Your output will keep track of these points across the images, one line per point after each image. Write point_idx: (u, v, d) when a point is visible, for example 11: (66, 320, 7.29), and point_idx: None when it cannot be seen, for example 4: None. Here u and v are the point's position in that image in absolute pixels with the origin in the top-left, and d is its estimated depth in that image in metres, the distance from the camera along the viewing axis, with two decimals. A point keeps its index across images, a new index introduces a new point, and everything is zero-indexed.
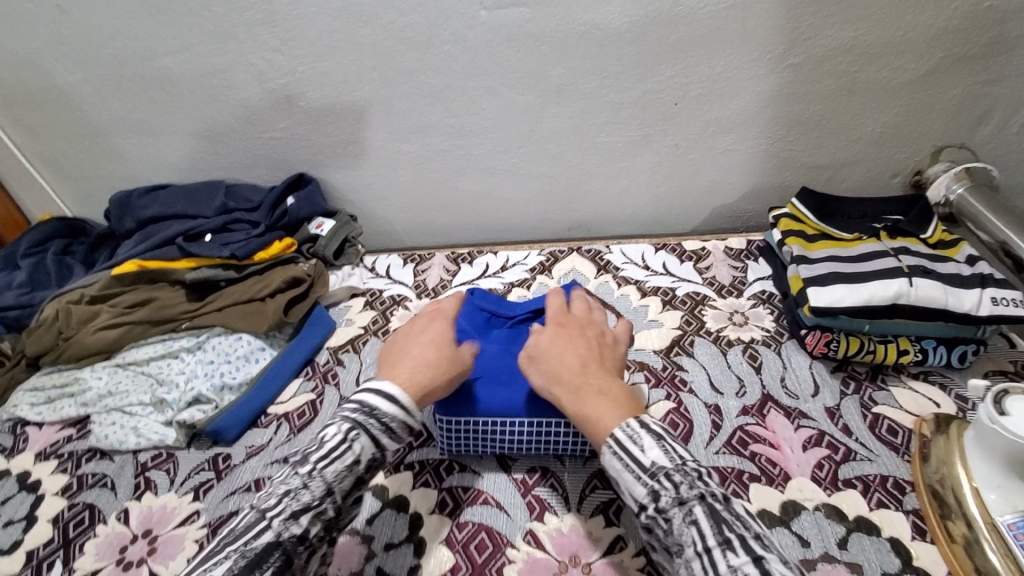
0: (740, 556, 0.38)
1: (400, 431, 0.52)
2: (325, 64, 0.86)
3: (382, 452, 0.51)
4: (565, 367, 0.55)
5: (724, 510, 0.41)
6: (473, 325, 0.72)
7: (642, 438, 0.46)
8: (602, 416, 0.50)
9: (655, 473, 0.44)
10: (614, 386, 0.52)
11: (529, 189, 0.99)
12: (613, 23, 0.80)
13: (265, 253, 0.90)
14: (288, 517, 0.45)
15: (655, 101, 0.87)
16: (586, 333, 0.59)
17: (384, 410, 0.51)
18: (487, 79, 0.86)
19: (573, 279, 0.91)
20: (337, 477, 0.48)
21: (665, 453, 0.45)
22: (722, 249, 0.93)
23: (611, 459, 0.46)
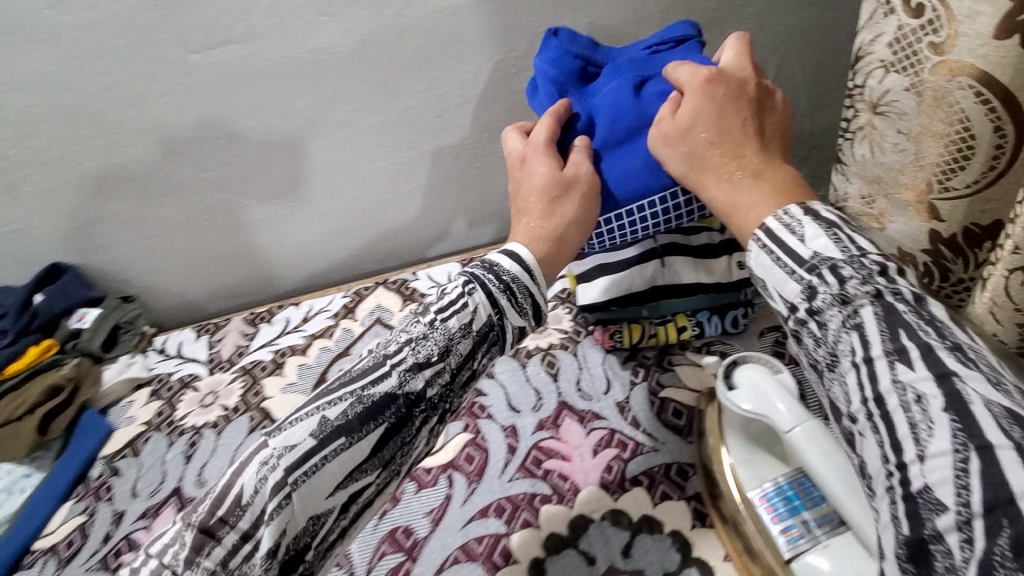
0: (916, 369, 0.34)
1: (523, 302, 0.53)
2: (35, 141, 0.76)
3: (500, 313, 0.51)
4: (715, 153, 0.49)
5: (908, 313, 0.36)
6: (564, 74, 0.61)
7: (804, 229, 0.41)
8: (753, 206, 0.46)
9: (816, 264, 0.40)
10: (747, 174, 0.48)
11: (320, 229, 0.92)
12: (339, 46, 0.75)
13: (17, 364, 0.80)
14: (409, 372, 0.47)
15: (418, 118, 0.83)
16: (735, 104, 0.50)
17: (503, 266, 0.53)
18: (227, 127, 0.79)
19: (377, 317, 0.86)
20: (454, 336, 0.49)
21: (834, 243, 0.40)
22: None
23: (761, 255, 0.43)
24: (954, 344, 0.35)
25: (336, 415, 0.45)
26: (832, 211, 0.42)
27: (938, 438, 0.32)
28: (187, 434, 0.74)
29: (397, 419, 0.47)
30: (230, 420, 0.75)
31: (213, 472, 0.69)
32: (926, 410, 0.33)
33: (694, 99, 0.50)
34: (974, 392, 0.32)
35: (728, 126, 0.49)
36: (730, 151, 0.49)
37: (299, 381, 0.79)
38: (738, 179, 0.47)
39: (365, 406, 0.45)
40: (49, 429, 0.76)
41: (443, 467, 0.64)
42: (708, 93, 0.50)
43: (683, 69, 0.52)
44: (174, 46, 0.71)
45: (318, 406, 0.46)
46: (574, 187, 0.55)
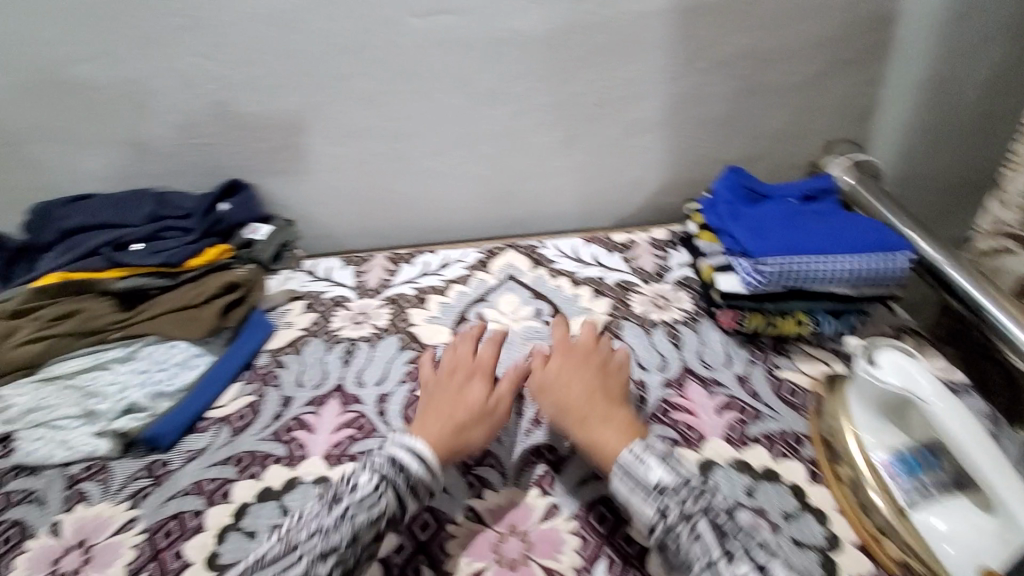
0: (743, 566, 0.50)
1: (422, 489, 0.59)
2: (256, 69, 0.86)
3: (400, 503, 0.57)
4: (574, 399, 0.65)
5: (719, 521, 0.54)
6: (738, 198, 0.85)
7: (649, 462, 0.58)
8: (608, 441, 0.61)
9: (660, 489, 0.56)
10: (609, 416, 0.64)
11: (466, 189, 1.02)
12: (536, 30, 0.86)
13: (199, 260, 0.88)
14: (315, 562, 0.51)
15: (579, 104, 0.94)
16: (591, 363, 0.69)
17: (412, 467, 0.58)
18: (420, 84, 0.89)
19: (510, 273, 0.95)
20: (361, 530, 0.54)
21: (668, 471, 0.57)
22: (648, 241, 1.00)
23: (620, 484, 0.58)
24: (759, 560, 0.52)
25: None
26: (653, 449, 0.59)
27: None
28: (343, 342, 0.85)
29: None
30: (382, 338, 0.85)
31: (370, 376, 0.79)
32: None
33: (559, 360, 0.70)
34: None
35: (582, 379, 0.67)
36: (593, 399, 0.65)
37: (441, 316, 0.88)
38: (594, 422, 0.63)
39: None
40: (225, 319, 0.84)
41: None
42: (580, 359, 0.70)
43: (559, 329, 0.75)
44: (399, 8, 0.82)
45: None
46: (486, 419, 0.65)
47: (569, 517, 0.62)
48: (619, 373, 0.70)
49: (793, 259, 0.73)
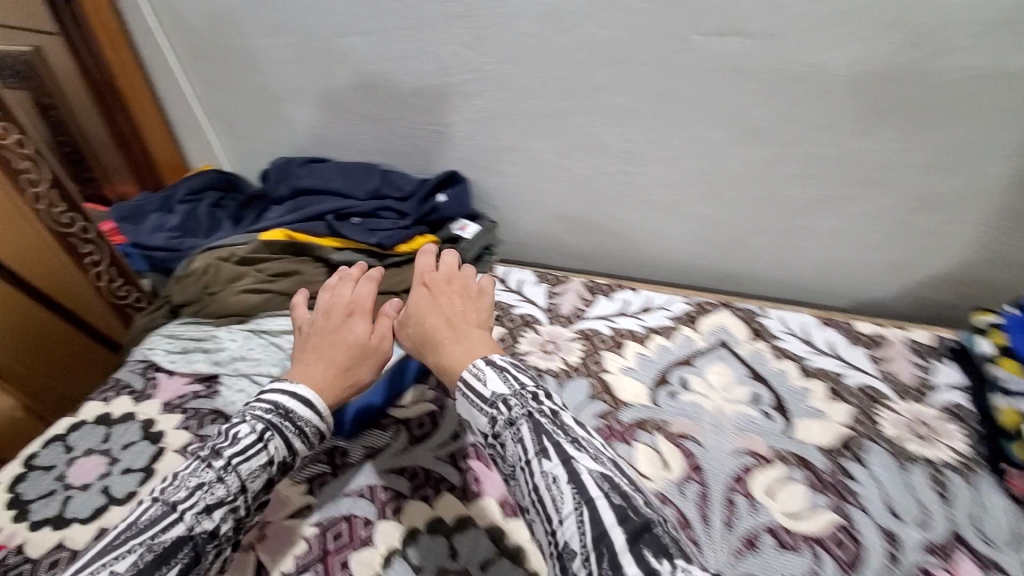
0: (551, 460, 0.51)
1: (313, 436, 0.59)
2: (509, 66, 0.81)
3: (293, 455, 0.57)
4: (429, 323, 0.66)
5: (547, 424, 0.54)
6: None
7: (484, 376, 0.58)
8: (458, 359, 0.61)
9: (493, 403, 0.56)
10: (484, 341, 0.63)
11: (688, 230, 0.91)
12: (843, 70, 0.70)
13: (408, 246, 0.88)
14: (200, 514, 0.52)
15: (864, 162, 0.77)
16: (445, 290, 0.70)
17: (299, 415, 0.58)
18: (678, 109, 0.79)
19: (722, 337, 0.82)
20: (248, 478, 0.54)
21: (501, 381, 0.57)
22: (904, 340, 0.80)
23: (462, 401, 0.58)
24: (574, 438, 0.54)
25: (124, 570, 0.48)
26: (507, 359, 0.60)
27: (569, 506, 0.49)
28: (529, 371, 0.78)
29: (195, 554, 0.51)
30: (572, 376, 0.77)
31: None
32: (558, 489, 0.50)
33: (422, 291, 0.70)
34: (585, 469, 0.51)
35: (461, 309, 0.68)
36: (449, 323, 0.65)
37: (639, 369, 0.78)
38: (454, 347, 0.62)
39: (157, 552, 0.50)
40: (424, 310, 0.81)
41: (808, 537, 0.59)
42: (460, 298, 0.70)
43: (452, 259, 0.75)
44: (686, 23, 0.72)
45: (103, 562, 0.49)
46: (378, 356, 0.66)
47: None
48: (468, 299, 0.70)
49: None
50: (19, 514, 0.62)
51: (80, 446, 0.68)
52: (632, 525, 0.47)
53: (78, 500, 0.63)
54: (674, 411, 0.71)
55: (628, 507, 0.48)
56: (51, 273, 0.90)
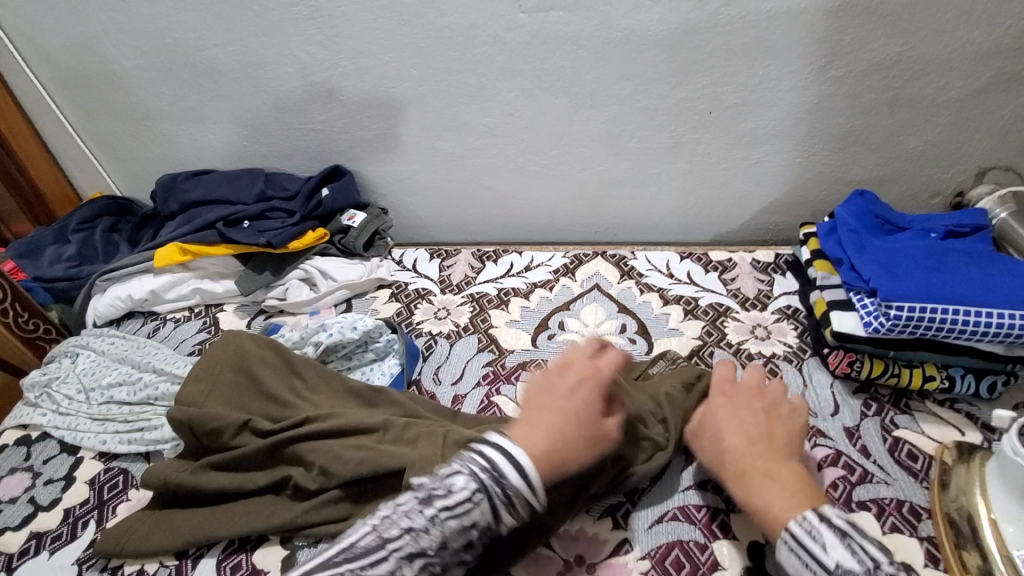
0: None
1: (522, 506, 0.48)
2: (366, 60, 0.87)
3: (501, 524, 0.48)
4: (732, 450, 0.54)
5: None
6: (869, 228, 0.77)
7: (823, 536, 0.44)
8: (777, 503, 0.48)
9: None
10: (788, 476, 0.50)
11: (558, 190, 0.99)
12: (652, 29, 0.80)
13: (300, 242, 0.93)
14: (401, 560, 0.45)
15: (690, 109, 0.87)
16: (755, 406, 0.57)
17: (511, 480, 0.47)
18: (523, 81, 0.87)
19: (596, 282, 0.91)
20: (451, 537, 0.46)
21: (849, 554, 0.43)
22: (749, 261, 0.92)
23: (788, 555, 0.45)
24: None
25: None
26: (843, 519, 0.45)
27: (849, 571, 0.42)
28: (424, 337, 0.85)
29: None
30: (462, 335, 0.84)
31: (446, 375, 0.79)
32: None
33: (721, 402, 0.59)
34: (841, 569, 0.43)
35: (747, 425, 0.55)
36: (763, 449, 0.52)
37: (522, 321, 0.86)
38: (759, 479, 0.50)
39: None
40: (374, 402, 0.70)
41: None
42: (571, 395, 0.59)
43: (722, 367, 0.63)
44: (511, 3, 0.79)
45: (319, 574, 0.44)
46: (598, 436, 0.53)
47: (640, 556, 0.58)
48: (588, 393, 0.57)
49: (934, 306, 0.64)
50: None
51: (5, 466, 0.72)
52: None
53: (7, 512, 0.68)
54: (552, 351, 0.80)
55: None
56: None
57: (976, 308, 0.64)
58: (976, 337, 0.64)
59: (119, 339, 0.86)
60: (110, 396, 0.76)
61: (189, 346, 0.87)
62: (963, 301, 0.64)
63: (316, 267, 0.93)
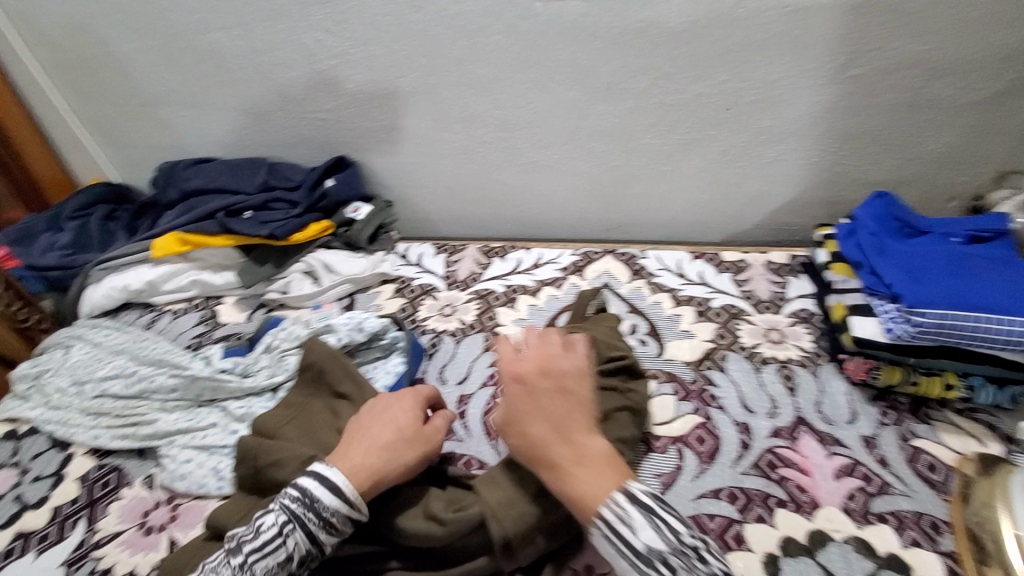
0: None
1: (342, 524, 0.53)
2: (374, 48, 0.85)
3: (319, 546, 0.52)
4: (535, 436, 0.50)
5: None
6: (890, 231, 0.75)
7: (628, 521, 0.45)
8: (590, 489, 0.47)
9: (649, 559, 0.44)
10: (603, 462, 0.49)
11: (568, 185, 0.97)
12: (670, 22, 0.78)
13: (303, 234, 0.91)
14: None
15: (706, 105, 0.85)
16: (545, 391, 0.52)
17: (323, 504, 0.52)
18: (535, 73, 0.84)
19: (606, 281, 0.89)
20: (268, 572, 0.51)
21: (658, 533, 0.45)
22: (762, 262, 0.90)
23: (603, 542, 0.47)
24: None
25: None
26: (646, 495, 0.47)
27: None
28: (429, 334, 0.83)
29: None
30: (468, 333, 0.82)
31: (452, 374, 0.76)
32: None
33: (519, 392, 0.52)
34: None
35: (543, 417, 0.51)
36: (568, 437, 0.50)
37: (531, 319, 0.84)
38: (577, 469, 0.48)
39: None
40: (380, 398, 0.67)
41: (672, 439, 0.66)
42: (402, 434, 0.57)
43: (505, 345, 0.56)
44: None
45: None
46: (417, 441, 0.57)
47: None
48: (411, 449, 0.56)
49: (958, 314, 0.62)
50: None
51: None
52: None
53: None
54: None
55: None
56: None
57: (1001, 318, 0.62)
58: (1002, 347, 0.62)
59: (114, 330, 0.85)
60: (104, 390, 0.75)
61: (187, 339, 0.85)
62: (988, 310, 0.62)
63: (319, 260, 0.91)
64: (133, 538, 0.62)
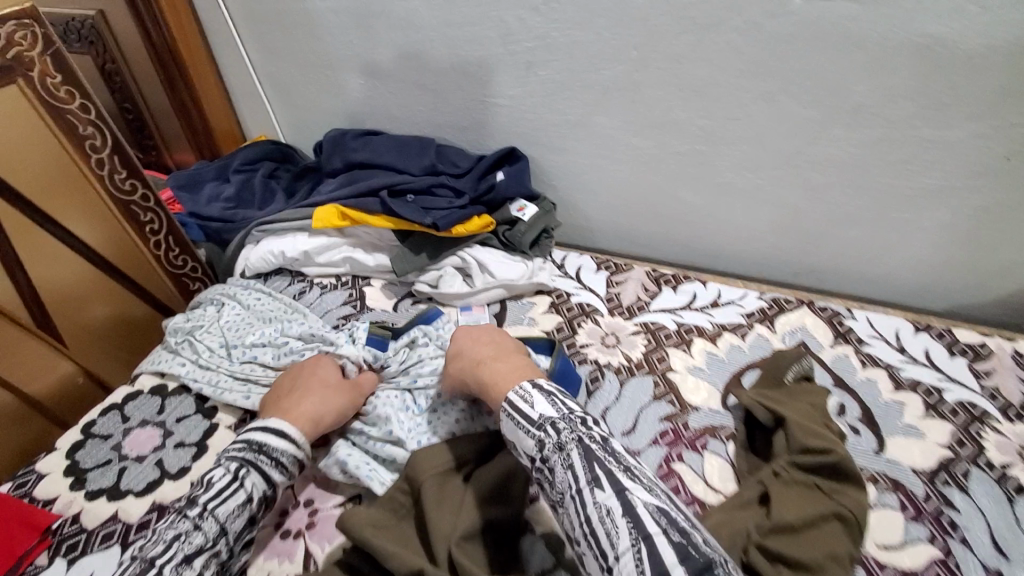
0: (604, 491, 0.43)
1: (290, 464, 0.57)
2: (580, 33, 0.75)
3: (276, 487, 0.56)
4: (468, 347, 0.61)
5: (599, 450, 0.46)
6: None
7: (532, 397, 0.51)
8: (505, 377, 0.55)
9: (541, 425, 0.48)
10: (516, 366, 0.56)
11: (765, 217, 0.83)
12: (971, 40, 0.61)
13: (463, 228, 0.84)
14: (183, 563, 0.49)
15: (983, 148, 0.67)
16: (489, 332, 0.64)
17: (273, 446, 0.57)
18: (767, 83, 0.71)
19: (801, 340, 0.75)
20: (234, 511, 0.53)
21: (551, 405, 0.49)
22: (1012, 353, 0.72)
23: (506, 423, 0.51)
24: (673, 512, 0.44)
25: None
26: (550, 385, 0.52)
27: (624, 542, 0.41)
28: (588, 365, 0.73)
29: None
30: (634, 373, 0.72)
31: (616, 421, 0.67)
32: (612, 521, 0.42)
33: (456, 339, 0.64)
34: (640, 501, 0.43)
35: (476, 346, 0.61)
36: (504, 356, 0.59)
37: (708, 369, 0.72)
38: (494, 365, 0.57)
39: None
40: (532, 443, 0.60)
41: (902, 573, 0.52)
42: (331, 383, 0.65)
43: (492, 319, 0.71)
44: None
45: None
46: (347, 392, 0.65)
47: None
48: (351, 401, 0.65)
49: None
50: (75, 482, 0.64)
51: (135, 417, 0.70)
52: (694, 564, 0.40)
53: (134, 472, 0.64)
54: None
55: (689, 545, 0.41)
56: (130, 256, 0.91)
57: None
58: None
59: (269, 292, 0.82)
60: (253, 361, 0.72)
61: (334, 319, 0.82)
62: None
63: (475, 258, 0.84)
64: (269, 541, 0.58)
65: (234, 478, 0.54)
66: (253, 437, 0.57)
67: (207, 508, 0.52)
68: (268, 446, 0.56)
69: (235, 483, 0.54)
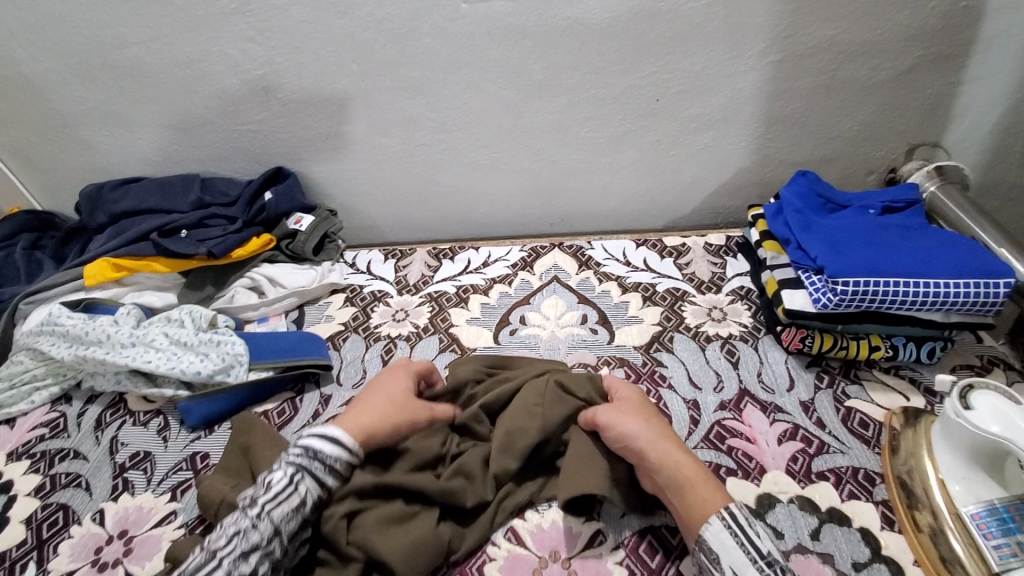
0: None
1: (344, 470, 0.53)
2: (303, 55, 0.83)
3: (328, 492, 0.52)
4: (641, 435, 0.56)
5: None
6: (812, 208, 0.80)
7: (756, 525, 0.48)
8: (701, 491, 0.51)
9: (773, 562, 0.45)
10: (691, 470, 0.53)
11: (511, 183, 0.98)
12: (595, 18, 0.80)
13: (243, 250, 0.89)
14: (239, 558, 0.46)
15: (638, 96, 0.88)
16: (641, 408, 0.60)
17: (327, 452, 0.52)
18: (469, 73, 0.85)
19: (554, 275, 0.91)
20: (285, 521, 0.49)
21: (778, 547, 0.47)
22: (702, 245, 0.94)
23: (720, 535, 0.48)
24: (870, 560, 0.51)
25: None
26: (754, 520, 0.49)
27: None
28: (382, 340, 0.82)
29: None
30: (421, 336, 0.83)
31: None
32: None
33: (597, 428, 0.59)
34: None
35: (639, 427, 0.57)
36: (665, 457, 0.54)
37: (483, 318, 0.85)
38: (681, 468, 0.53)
39: None
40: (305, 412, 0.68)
41: None
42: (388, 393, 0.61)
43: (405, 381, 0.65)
44: None
45: None
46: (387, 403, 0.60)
47: (614, 547, 0.57)
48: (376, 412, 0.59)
49: (877, 280, 0.66)
50: None
51: None
52: None
53: None
54: (516, 346, 0.80)
55: None
56: None
57: (915, 279, 0.66)
58: (912, 308, 0.67)
59: (46, 337, 0.77)
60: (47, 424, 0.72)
61: None
62: (903, 273, 0.67)
63: (263, 274, 0.89)
64: None
65: (290, 480, 0.50)
66: (316, 446, 0.52)
67: (263, 508, 0.48)
68: (322, 450, 0.52)
69: (291, 488, 0.50)
